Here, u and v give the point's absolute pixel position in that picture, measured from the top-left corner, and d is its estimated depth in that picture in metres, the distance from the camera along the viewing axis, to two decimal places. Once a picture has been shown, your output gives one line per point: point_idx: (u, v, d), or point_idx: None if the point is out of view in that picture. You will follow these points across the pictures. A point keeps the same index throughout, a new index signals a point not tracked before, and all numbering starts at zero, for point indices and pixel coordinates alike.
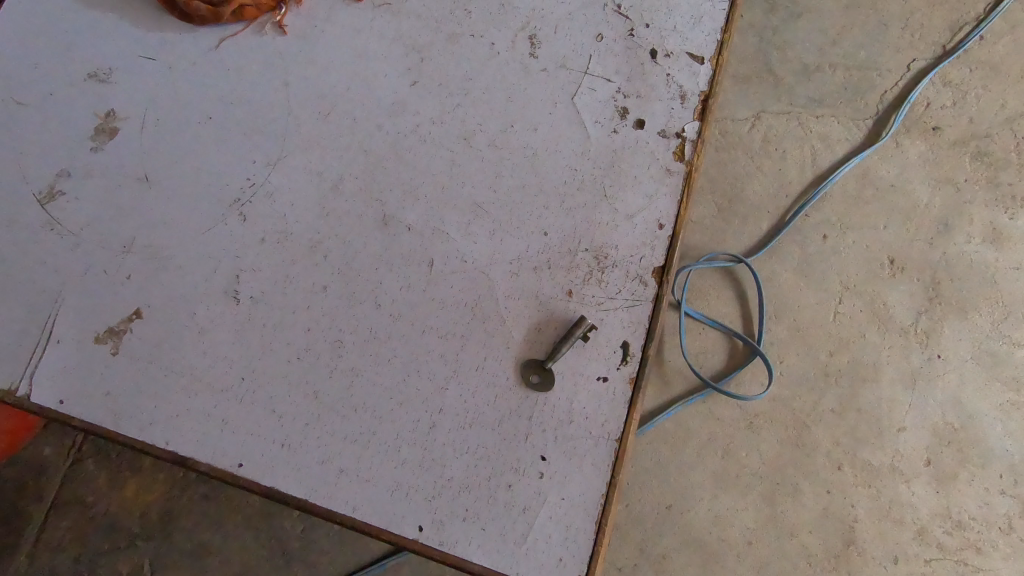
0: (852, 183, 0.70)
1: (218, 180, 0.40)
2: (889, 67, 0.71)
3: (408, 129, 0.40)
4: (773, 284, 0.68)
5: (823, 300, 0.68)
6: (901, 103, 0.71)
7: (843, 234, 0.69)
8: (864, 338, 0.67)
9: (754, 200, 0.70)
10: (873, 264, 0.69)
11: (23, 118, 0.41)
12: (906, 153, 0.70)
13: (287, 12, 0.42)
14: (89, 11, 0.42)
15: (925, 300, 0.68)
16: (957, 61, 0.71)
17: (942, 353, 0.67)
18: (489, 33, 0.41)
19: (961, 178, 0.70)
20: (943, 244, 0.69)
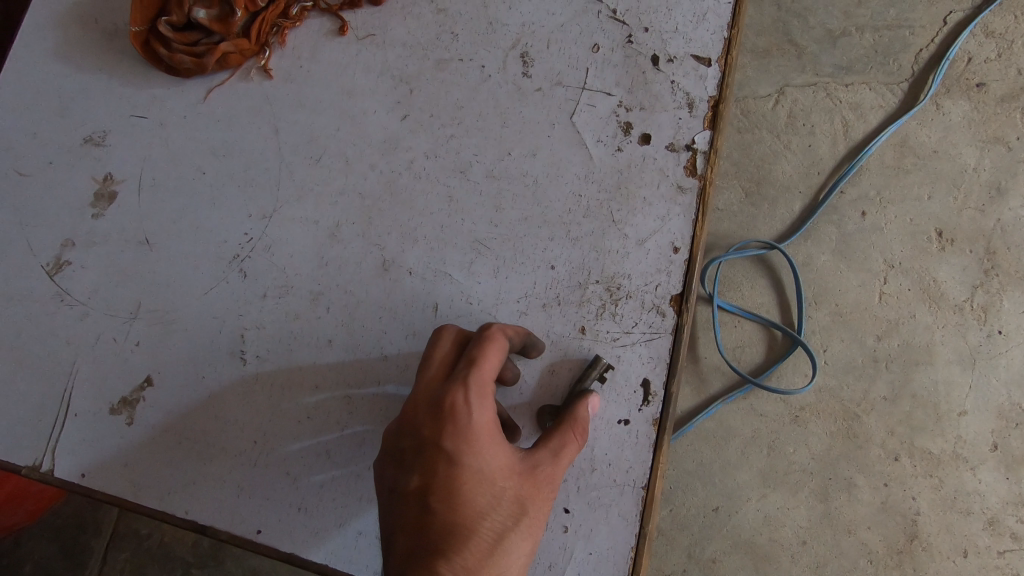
0: (893, 155, 0.65)
1: (216, 237, 0.39)
2: (923, 24, 0.66)
3: (402, 166, 0.38)
4: (811, 269, 0.64)
5: (867, 281, 0.63)
6: (939, 60, 0.65)
7: (884, 209, 0.64)
8: (915, 318, 0.63)
9: (783, 181, 0.65)
10: (918, 239, 0.63)
11: (25, 190, 0.41)
12: (950, 115, 0.65)
13: (271, 55, 0.41)
14: (81, 75, 0.42)
15: (980, 271, 0.63)
16: (1000, 9, 0.65)
17: (1003, 329, 0.62)
18: (478, 55, 0.39)
19: (1013, 137, 0.64)
20: (996, 210, 0.63)
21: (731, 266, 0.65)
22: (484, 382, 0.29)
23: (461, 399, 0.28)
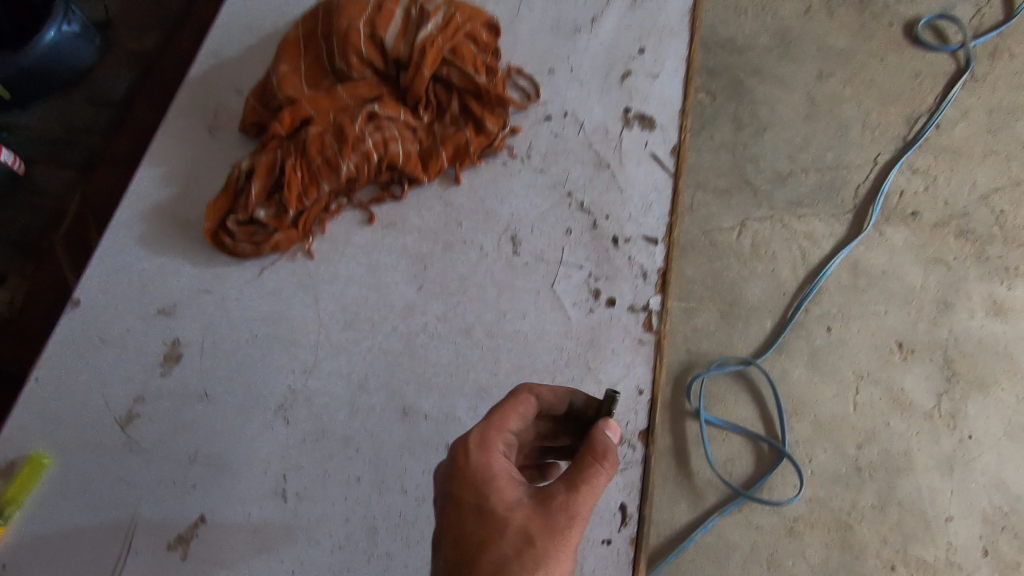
0: (848, 276, 0.74)
1: (263, 390, 0.47)
2: (858, 163, 0.78)
3: (418, 328, 0.48)
4: (788, 382, 0.71)
5: (840, 392, 0.70)
6: (876, 193, 0.77)
7: (847, 325, 0.72)
8: (889, 426, 0.69)
9: (752, 303, 0.73)
10: (883, 352, 0.72)
11: (105, 352, 0.50)
12: (893, 240, 0.75)
13: (314, 240, 0.52)
14: (158, 259, 0.53)
15: (943, 381, 0.71)
16: (919, 150, 0.78)
17: (973, 434, 0.69)
18: (477, 238, 0.50)
19: (951, 258, 0.75)
20: (947, 323, 0.72)
21: (713, 380, 0.72)
22: (484, 429, 0.32)
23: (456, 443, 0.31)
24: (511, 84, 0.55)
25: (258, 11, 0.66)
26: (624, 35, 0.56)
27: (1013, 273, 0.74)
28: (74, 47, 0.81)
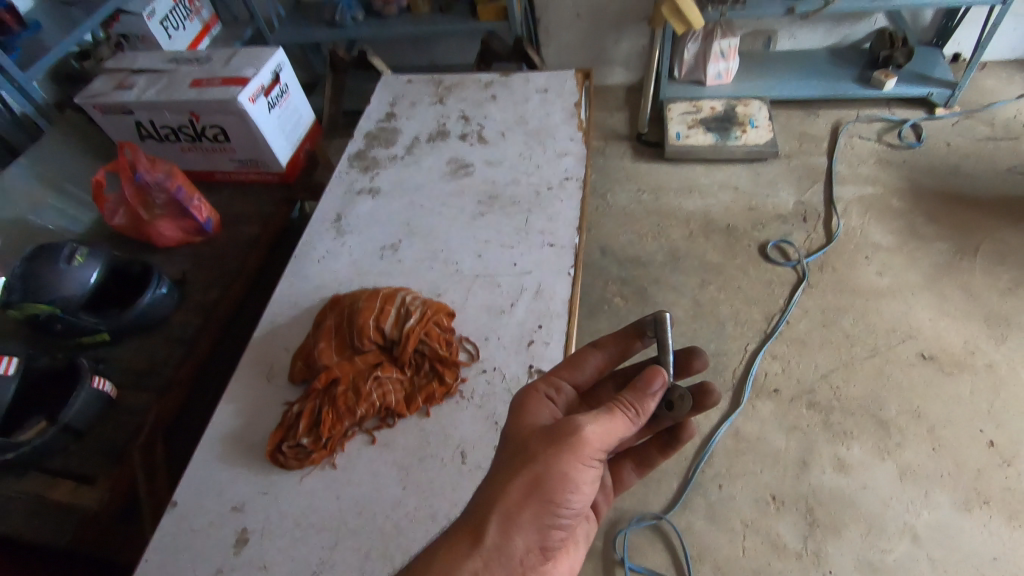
0: (733, 442, 1.29)
1: (302, 560, 0.74)
2: (734, 349, 1.43)
3: (403, 514, 0.76)
4: (691, 530, 1.19)
5: (731, 537, 1.17)
6: (748, 373, 1.39)
7: (733, 481, 1.24)
8: (771, 564, 1.14)
9: (668, 468, 1.26)
10: (762, 505, 1.20)
11: (196, 538, 0.77)
12: (763, 412, 1.33)
13: (337, 454, 0.82)
14: (232, 469, 0.83)
15: (806, 525, 1.18)
16: (774, 341, 1.44)
17: (831, 568, 1.13)
18: (440, 452, 0.81)
19: (803, 426, 1.30)
20: (806, 478, 1.23)
21: (635, 534, 1.20)
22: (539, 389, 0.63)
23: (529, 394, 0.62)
24: (461, 348, 0.90)
25: (300, 294, 1.02)
26: (529, 316, 0.92)
27: (843, 441, 1.27)
28: (159, 304, 1.16)
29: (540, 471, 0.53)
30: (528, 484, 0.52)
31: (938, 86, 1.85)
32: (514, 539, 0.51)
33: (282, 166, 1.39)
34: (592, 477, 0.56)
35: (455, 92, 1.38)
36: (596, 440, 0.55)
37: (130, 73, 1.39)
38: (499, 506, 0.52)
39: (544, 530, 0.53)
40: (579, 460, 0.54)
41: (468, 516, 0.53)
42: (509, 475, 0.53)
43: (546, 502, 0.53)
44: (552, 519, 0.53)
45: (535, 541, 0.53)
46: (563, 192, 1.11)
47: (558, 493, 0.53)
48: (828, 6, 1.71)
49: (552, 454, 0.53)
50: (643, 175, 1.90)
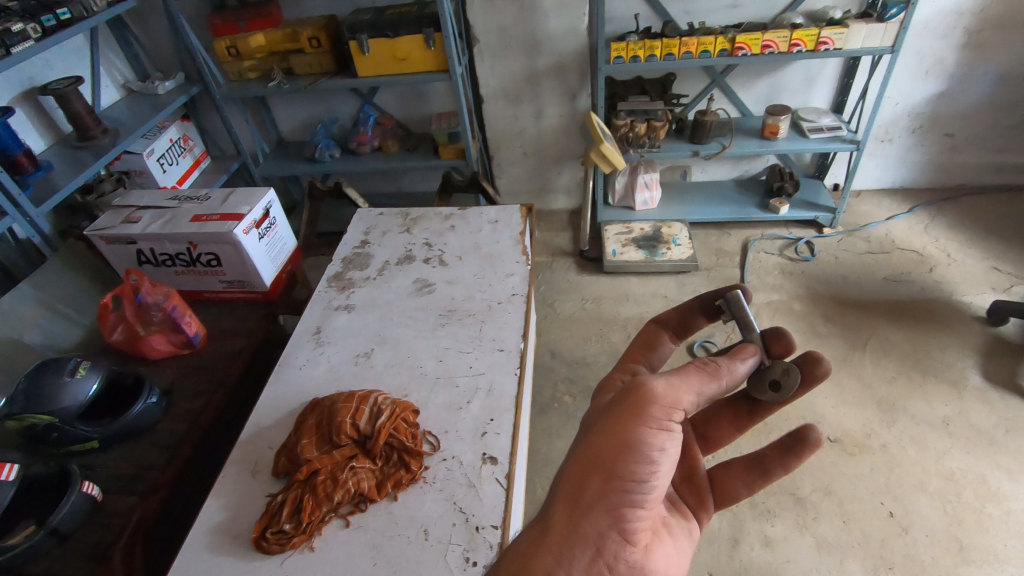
0: None
1: None
2: None
3: None
4: None
5: None
6: None
7: None
8: None
9: None
10: None
11: None
12: None
13: (315, 538, 0.94)
14: (218, 557, 0.93)
15: None
16: None
17: None
18: (406, 530, 0.94)
19: (732, 506, 1.46)
20: (738, 555, 1.36)
21: None
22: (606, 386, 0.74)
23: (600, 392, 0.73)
24: (425, 440, 1.06)
25: (283, 398, 1.17)
26: (482, 411, 1.10)
27: (768, 518, 1.43)
28: (148, 413, 1.26)
29: (615, 435, 0.59)
30: (602, 448, 0.60)
31: (823, 210, 2.25)
32: (594, 497, 0.58)
33: (266, 286, 1.58)
34: (667, 440, 0.60)
35: (420, 223, 1.63)
36: (662, 400, 0.61)
37: (136, 208, 1.60)
38: (578, 465, 0.60)
39: (629, 490, 0.59)
40: (648, 422, 0.60)
41: (556, 479, 0.61)
42: (586, 438, 0.61)
43: (622, 463, 0.59)
44: (632, 483, 0.59)
45: (617, 501, 0.59)
46: (511, 306, 1.33)
47: (633, 455, 0.59)
48: (724, 149, 2.11)
49: (623, 416, 0.60)
50: (586, 286, 2.18)
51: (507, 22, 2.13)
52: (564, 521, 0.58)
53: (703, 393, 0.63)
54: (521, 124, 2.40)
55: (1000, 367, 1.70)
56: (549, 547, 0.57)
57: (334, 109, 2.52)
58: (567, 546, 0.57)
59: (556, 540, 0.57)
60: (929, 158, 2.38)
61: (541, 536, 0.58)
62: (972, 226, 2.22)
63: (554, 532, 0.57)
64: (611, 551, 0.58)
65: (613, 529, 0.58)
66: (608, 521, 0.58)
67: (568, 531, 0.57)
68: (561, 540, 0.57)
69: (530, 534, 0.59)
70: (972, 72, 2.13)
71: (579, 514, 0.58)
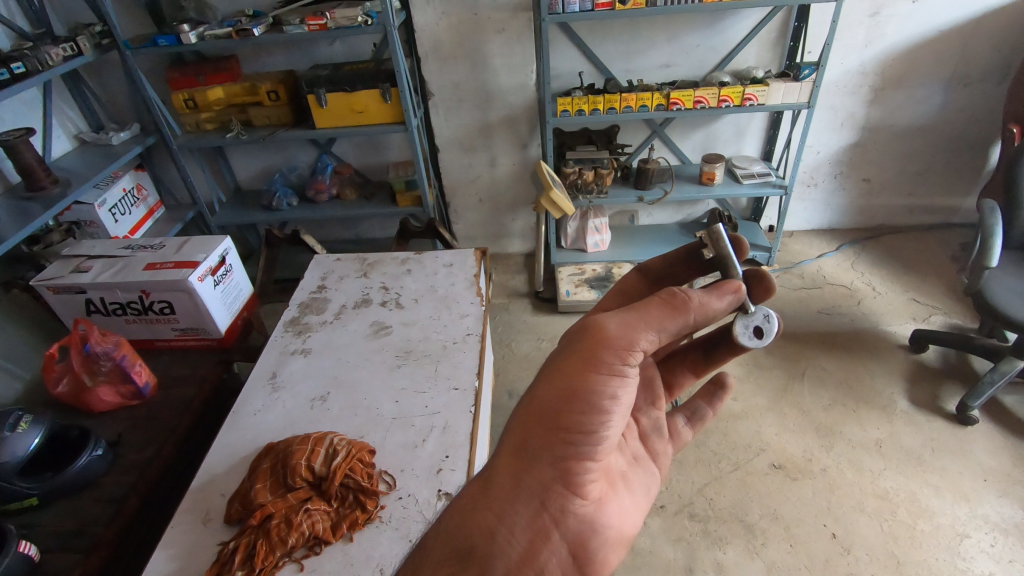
0: (630, 557, 1.46)
1: None
2: None
3: None
4: None
5: None
6: None
7: None
8: None
9: None
10: None
11: None
12: (652, 526, 1.52)
13: None
14: None
15: None
16: None
17: None
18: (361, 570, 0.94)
19: (686, 536, 1.50)
20: None
21: None
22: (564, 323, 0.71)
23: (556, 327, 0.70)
24: (380, 479, 1.07)
25: (236, 444, 1.17)
26: (438, 449, 1.12)
27: (720, 546, 1.47)
28: (93, 465, 1.21)
29: (562, 380, 0.59)
30: (551, 397, 0.59)
31: (760, 250, 2.41)
32: (540, 445, 0.59)
33: (221, 332, 1.58)
34: (617, 388, 0.60)
35: (376, 268, 1.68)
36: (615, 343, 0.59)
37: (86, 258, 1.59)
38: (525, 413, 0.60)
39: (573, 440, 0.59)
40: (599, 368, 0.59)
41: (503, 430, 0.61)
42: (535, 385, 0.61)
43: (568, 411, 0.59)
44: (578, 433, 0.59)
45: (562, 451, 0.59)
46: (465, 345, 1.38)
47: (581, 404, 0.58)
48: (666, 195, 2.25)
49: (572, 361, 0.60)
50: (542, 326, 2.25)
51: (460, 78, 2.25)
52: (507, 471, 0.58)
53: (661, 334, 0.61)
54: (475, 172, 2.51)
55: (923, 391, 1.84)
56: (493, 499, 0.57)
57: (292, 158, 2.57)
58: (511, 497, 0.57)
59: (500, 491, 0.58)
60: (850, 201, 2.60)
61: (486, 485, 0.58)
62: (893, 262, 2.42)
63: (498, 482, 0.58)
64: (555, 502, 0.58)
65: (557, 481, 0.58)
66: (552, 472, 0.58)
67: (511, 483, 0.58)
68: (504, 491, 0.57)
69: (474, 484, 0.59)
70: (881, 125, 2.37)
71: (524, 465, 0.58)
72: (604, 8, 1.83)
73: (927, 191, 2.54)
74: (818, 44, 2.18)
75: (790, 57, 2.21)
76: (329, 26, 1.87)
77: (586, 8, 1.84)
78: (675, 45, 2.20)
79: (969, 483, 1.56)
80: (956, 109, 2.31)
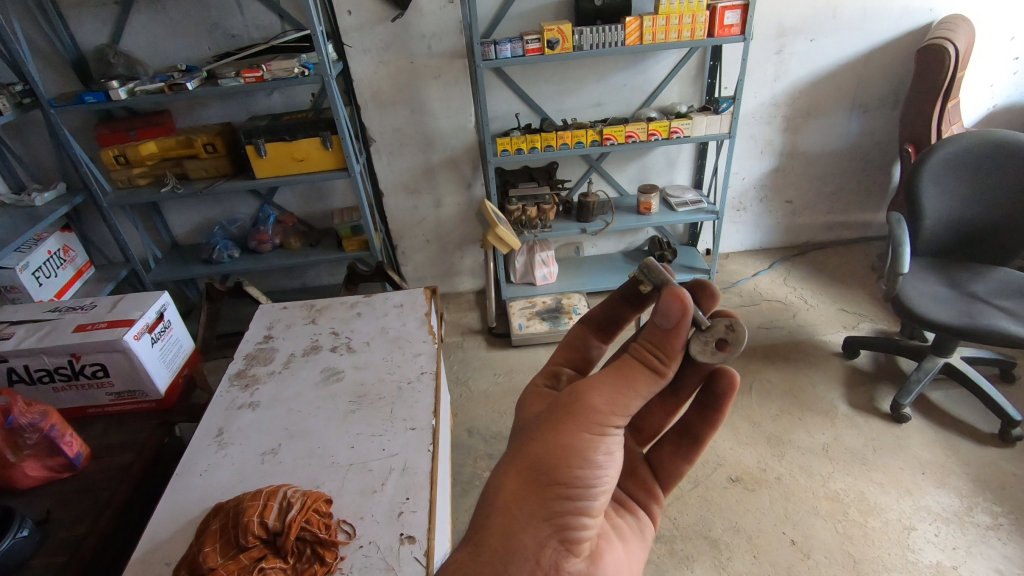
0: None
1: None
2: None
3: None
4: None
5: None
6: None
7: None
8: None
9: None
10: None
11: None
12: None
13: None
14: None
15: None
16: None
17: None
18: None
19: (654, 558, 1.50)
20: None
21: None
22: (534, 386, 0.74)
23: (528, 390, 0.73)
24: (339, 529, 1.03)
25: (181, 508, 1.10)
26: (397, 491, 1.10)
27: (687, 566, 1.47)
28: (18, 548, 1.09)
29: (553, 440, 0.61)
30: (540, 458, 0.61)
31: (699, 272, 2.53)
32: (533, 504, 0.60)
33: (161, 392, 1.50)
34: (607, 447, 0.63)
35: (325, 313, 1.65)
36: (601, 405, 0.61)
37: (8, 325, 1.49)
38: (514, 475, 0.62)
39: (567, 498, 0.61)
40: (586, 428, 0.61)
41: (494, 491, 0.62)
42: (523, 449, 0.63)
43: (561, 470, 0.61)
44: (571, 492, 0.61)
45: (556, 509, 0.61)
46: (420, 384, 1.36)
47: (572, 463, 0.61)
48: (608, 225, 2.33)
49: (560, 422, 0.62)
50: (497, 361, 2.25)
51: (400, 123, 2.30)
52: (501, 532, 0.60)
53: (648, 394, 0.63)
54: (421, 213, 2.53)
55: (860, 394, 1.95)
56: (486, 563, 0.58)
57: (232, 211, 2.53)
58: (506, 559, 0.58)
59: (495, 554, 0.59)
60: (777, 222, 2.78)
61: (477, 549, 0.59)
62: (821, 276, 2.59)
63: (492, 543, 0.59)
64: (551, 559, 0.59)
65: (552, 539, 0.60)
66: (547, 531, 0.60)
67: (506, 542, 0.59)
68: (500, 553, 0.58)
69: (465, 548, 0.60)
70: (796, 150, 2.57)
71: (517, 524, 0.60)
72: (535, 53, 1.93)
73: (843, 208, 2.74)
74: (732, 80, 2.37)
75: (709, 93, 2.38)
76: (266, 78, 1.88)
77: (518, 54, 1.93)
78: (603, 86, 2.33)
79: (910, 477, 1.65)
80: (859, 134, 2.54)
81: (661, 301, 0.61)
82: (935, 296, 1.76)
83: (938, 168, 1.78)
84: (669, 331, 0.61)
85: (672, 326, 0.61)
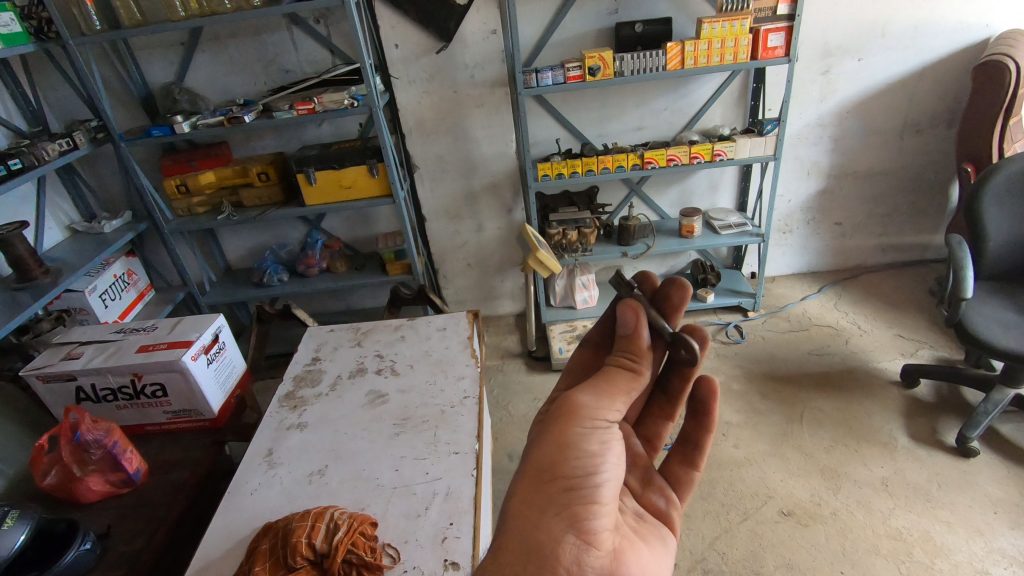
0: None
1: None
2: None
3: None
4: None
5: None
6: None
7: None
8: None
9: None
10: None
11: None
12: None
13: None
14: None
15: None
16: None
17: None
18: None
19: None
20: None
21: None
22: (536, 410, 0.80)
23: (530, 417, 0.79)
24: (384, 553, 1.03)
25: (233, 526, 1.13)
26: (441, 516, 1.10)
27: None
28: (82, 560, 1.14)
29: (551, 439, 0.68)
30: (540, 459, 0.68)
31: (744, 296, 2.47)
32: (542, 504, 0.66)
33: (215, 412, 1.55)
34: (602, 437, 0.69)
35: (370, 336, 1.69)
36: (590, 405, 0.69)
37: (77, 345, 1.58)
38: (522, 482, 0.68)
39: (574, 487, 0.66)
40: (578, 427, 0.69)
41: (506, 500, 0.68)
42: (527, 456, 0.69)
43: (564, 462, 0.67)
44: (577, 479, 0.67)
45: (566, 501, 0.66)
46: (463, 409, 1.37)
47: (572, 454, 0.67)
48: (649, 248, 2.31)
49: (555, 424, 0.69)
50: (537, 385, 2.25)
51: (443, 150, 2.36)
52: (518, 536, 0.64)
53: (629, 393, 0.72)
54: (462, 237, 2.57)
55: (921, 426, 1.84)
56: (506, 561, 0.63)
57: (282, 236, 2.63)
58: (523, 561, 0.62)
59: (513, 553, 0.63)
60: (826, 244, 2.70)
61: (496, 555, 0.64)
62: (876, 300, 2.49)
63: (508, 549, 0.63)
64: (570, 554, 0.64)
65: (568, 532, 0.65)
66: (561, 524, 0.64)
67: (523, 544, 0.64)
68: (517, 557, 0.63)
69: (486, 557, 0.64)
70: (846, 171, 2.50)
71: (533, 524, 0.65)
72: (576, 80, 1.96)
73: (896, 230, 2.64)
74: (777, 102, 2.34)
75: (752, 115, 2.36)
76: (317, 110, 1.97)
77: (559, 81, 1.96)
78: (643, 110, 2.34)
79: (980, 516, 1.55)
80: (914, 154, 2.45)
81: (618, 314, 0.74)
82: (1003, 323, 1.66)
83: (1001, 187, 1.70)
84: (630, 340, 0.73)
85: (630, 333, 0.72)
